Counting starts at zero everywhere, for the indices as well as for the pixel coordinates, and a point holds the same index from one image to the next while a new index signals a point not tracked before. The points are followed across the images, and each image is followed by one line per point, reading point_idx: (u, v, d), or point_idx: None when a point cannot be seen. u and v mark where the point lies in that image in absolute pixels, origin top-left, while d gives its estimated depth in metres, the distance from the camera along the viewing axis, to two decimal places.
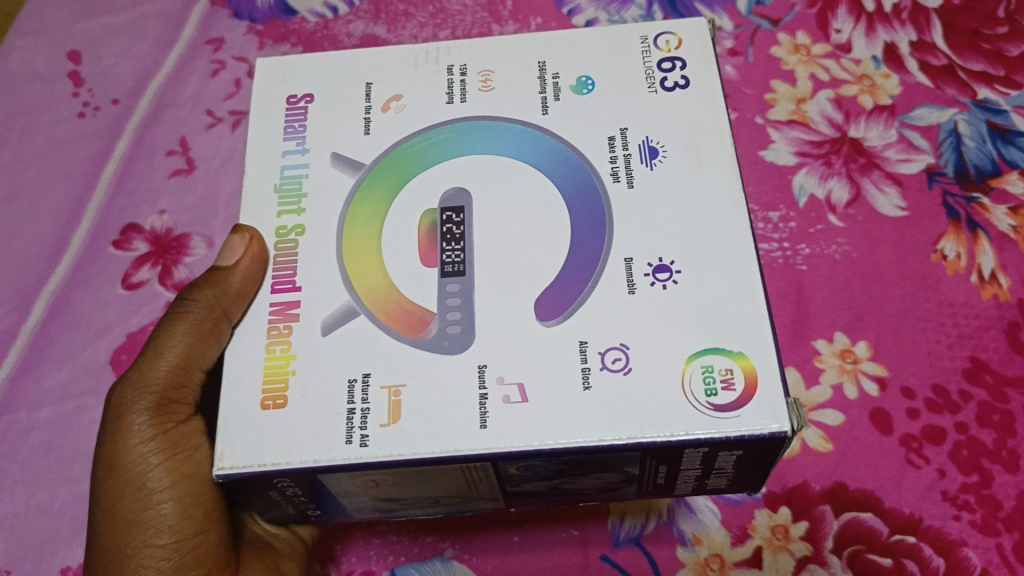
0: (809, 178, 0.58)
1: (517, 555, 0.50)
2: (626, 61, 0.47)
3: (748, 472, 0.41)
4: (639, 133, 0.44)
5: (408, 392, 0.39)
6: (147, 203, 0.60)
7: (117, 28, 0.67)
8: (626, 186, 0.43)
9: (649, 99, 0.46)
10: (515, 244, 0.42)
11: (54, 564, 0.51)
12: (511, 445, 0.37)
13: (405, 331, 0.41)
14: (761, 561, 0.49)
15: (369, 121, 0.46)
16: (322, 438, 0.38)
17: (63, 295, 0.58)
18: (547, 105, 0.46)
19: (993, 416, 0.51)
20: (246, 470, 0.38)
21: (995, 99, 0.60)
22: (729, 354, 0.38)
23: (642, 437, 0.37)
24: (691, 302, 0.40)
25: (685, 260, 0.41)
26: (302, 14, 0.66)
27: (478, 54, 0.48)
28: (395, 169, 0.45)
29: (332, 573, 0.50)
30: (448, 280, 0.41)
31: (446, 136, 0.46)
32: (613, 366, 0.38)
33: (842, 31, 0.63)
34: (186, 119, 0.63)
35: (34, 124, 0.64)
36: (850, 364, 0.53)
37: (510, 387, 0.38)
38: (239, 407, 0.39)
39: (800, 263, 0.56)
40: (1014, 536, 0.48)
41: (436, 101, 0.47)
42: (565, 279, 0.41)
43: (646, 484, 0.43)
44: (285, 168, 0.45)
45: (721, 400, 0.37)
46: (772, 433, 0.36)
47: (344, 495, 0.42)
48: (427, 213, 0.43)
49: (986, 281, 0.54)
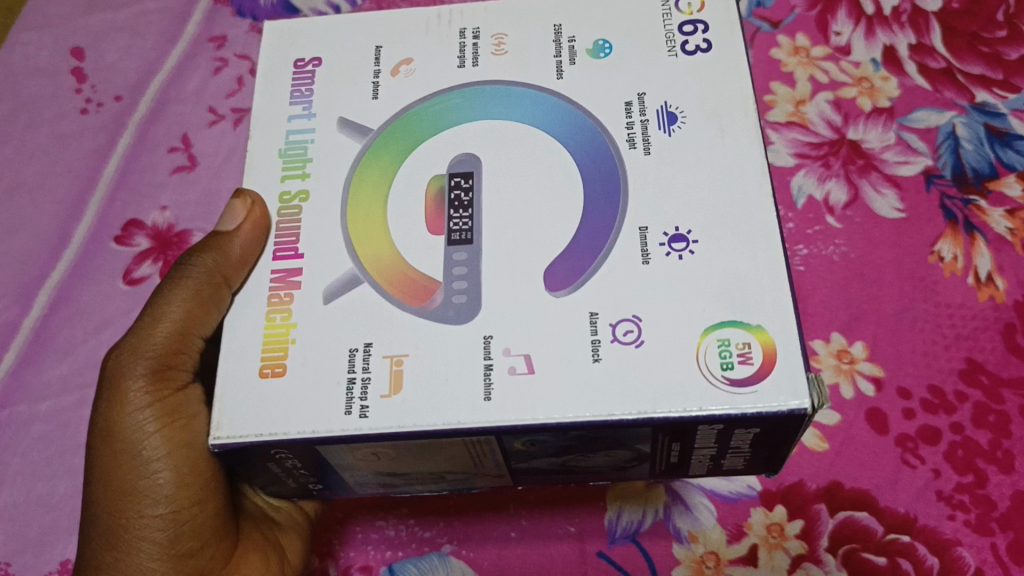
0: (808, 179, 0.58)
1: (514, 550, 0.50)
2: (642, 25, 0.47)
3: (763, 451, 0.41)
4: (658, 98, 0.44)
5: (410, 363, 0.39)
6: (149, 199, 0.61)
7: (120, 24, 0.67)
8: (643, 153, 0.43)
9: (670, 63, 0.45)
10: (524, 213, 0.42)
11: (53, 556, 0.51)
12: (514, 419, 0.37)
13: (410, 300, 0.41)
14: (756, 558, 0.49)
15: (377, 86, 0.47)
16: (322, 410, 0.38)
17: (64, 289, 0.58)
18: (563, 69, 0.46)
19: (988, 416, 0.51)
20: (244, 440, 0.38)
21: (994, 103, 0.60)
22: (748, 327, 0.38)
23: (653, 413, 0.37)
24: (708, 274, 0.40)
25: (703, 229, 0.41)
26: (305, 11, 0.66)
27: (491, 18, 0.48)
28: (404, 134, 0.45)
29: (330, 566, 0.51)
30: (455, 248, 0.41)
31: (457, 101, 0.46)
32: (624, 339, 0.38)
33: (842, 33, 0.64)
34: (189, 115, 0.63)
35: (37, 119, 0.64)
36: (847, 363, 0.53)
37: (516, 359, 0.38)
38: (238, 375, 0.39)
39: (797, 263, 0.56)
40: (1008, 535, 0.48)
41: (448, 65, 0.47)
42: (577, 249, 0.41)
43: (659, 462, 0.43)
44: (291, 133, 0.45)
45: (737, 373, 0.37)
46: (790, 410, 0.36)
47: (346, 469, 0.42)
48: (435, 178, 0.44)
49: (982, 282, 0.55)
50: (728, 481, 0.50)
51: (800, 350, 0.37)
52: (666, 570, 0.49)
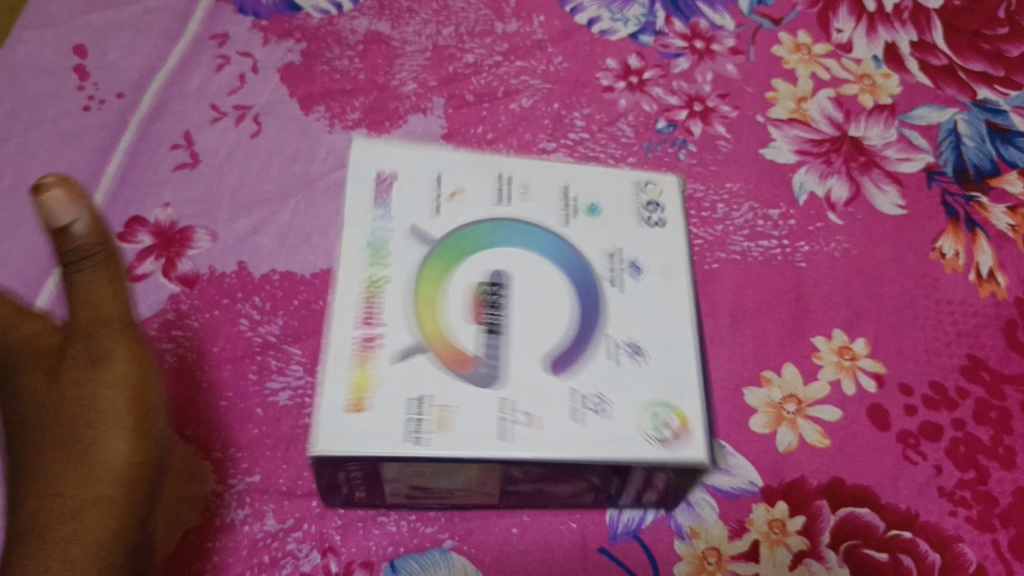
0: (809, 176, 0.58)
1: (515, 547, 0.50)
2: (618, 194, 0.50)
3: (678, 481, 0.47)
4: (632, 253, 0.48)
5: (458, 410, 0.41)
6: (151, 196, 0.60)
7: (124, 22, 0.67)
8: (618, 291, 0.46)
9: (637, 230, 0.49)
10: (537, 316, 0.45)
11: None
12: (547, 455, 0.41)
13: (456, 366, 0.42)
14: (758, 554, 0.49)
15: (439, 206, 0.48)
16: (388, 435, 0.40)
17: (66, 285, 0.57)
18: (567, 218, 0.48)
19: (990, 412, 0.51)
20: (335, 454, 0.40)
21: (995, 99, 0.61)
22: (676, 410, 0.43)
23: (606, 456, 0.41)
24: (653, 381, 0.44)
25: (651, 343, 0.45)
26: (306, 10, 0.67)
27: (530, 173, 0.50)
28: (456, 246, 0.46)
29: (330, 561, 0.49)
30: (489, 338, 0.43)
31: (492, 229, 0.47)
32: (597, 411, 0.42)
33: (843, 30, 0.64)
34: (191, 113, 0.63)
35: (39, 116, 0.63)
36: (848, 360, 0.53)
37: (526, 415, 0.42)
38: (328, 404, 0.41)
39: (798, 260, 0.56)
40: (1009, 531, 0.49)
41: (486, 201, 0.49)
42: (572, 346, 0.44)
43: (602, 492, 0.48)
44: (375, 229, 0.46)
45: (671, 442, 0.42)
46: (698, 463, 0.42)
47: (390, 482, 0.45)
48: (473, 287, 0.45)
49: (984, 279, 0.55)
50: (729, 477, 0.50)
51: (704, 416, 0.43)
52: (667, 566, 0.49)
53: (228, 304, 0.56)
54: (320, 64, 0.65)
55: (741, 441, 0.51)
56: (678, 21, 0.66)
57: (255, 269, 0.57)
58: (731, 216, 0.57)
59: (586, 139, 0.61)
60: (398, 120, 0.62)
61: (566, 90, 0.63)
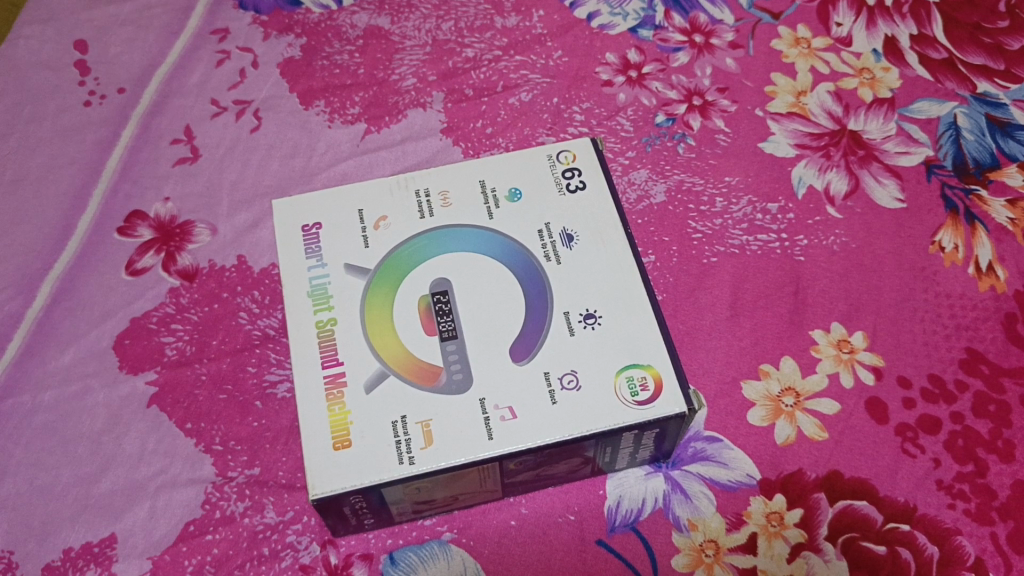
0: (808, 169, 0.58)
1: (513, 539, 0.50)
2: (531, 173, 0.54)
3: (667, 441, 0.48)
4: (560, 224, 0.52)
5: (436, 423, 0.45)
6: (151, 190, 0.61)
7: (124, 17, 0.68)
8: (555, 264, 0.50)
9: (561, 201, 0.53)
10: (490, 313, 0.49)
11: (56, 545, 0.49)
12: (539, 440, 0.44)
13: (423, 381, 0.47)
14: (756, 546, 0.49)
15: (366, 237, 0.52)
16: (383, 461, 0.44)
17: (67, 279, 0.57)
18: (492, 211, 0.53)
19: (989, 406, 0.51)
20: (334, 493, 0.43)
21: (995, 92, 0.60)
22: (642, 366, 0.46)
23: (593, 429, 0.45)
24: (612, 340, 0.47)
25: (604, 306, 0.49)
26: (306, 5, 0.67)
27: (375, 200, 0.53)
28: (393, 269, 0.51)
29: (329, 553, 0.49)
30: (446, 343, 0.48)
31: (425, 242, 0.52)
32: (568, 386, 0.46)
33: (842, 24, 0.64)
34: (191, 107, 0.64)
35: (41, 112, 0.64)
36: (847, 353, 0.53)
37: (504, 408, 0.46)
38: (318, 451, 0.45)
39: (797, 254, 0.56)
40: (1008, 524, 0.48)
41: (411, 217, 0.53)
42: (527, 333, 0.48)
43: (596, 463, 0.49)
44: (312, 278, 0.50)
45: (642, 398, 0.45)
46: (679, 414, 0.45)
47: (395, 504, 0.47)
48: (421, 299, 0.49)
49: (983, 272, 0.55)
50: (727, 470, 0.50)
51: (677, 372, 0.46)
52: (665, 558, 0.49)
53: (227, 297, 0.56)
54: (319, 58, 0.65)
55: (739, 434, 0.51)
56: (677, 16, 0.65)
57: (255, 264, 0.58)
58: (730, 209, 0.57)
59: (586, 133, 0.61)
60: (397, 115, 0.62)
61: (566, 84, 0.63)
